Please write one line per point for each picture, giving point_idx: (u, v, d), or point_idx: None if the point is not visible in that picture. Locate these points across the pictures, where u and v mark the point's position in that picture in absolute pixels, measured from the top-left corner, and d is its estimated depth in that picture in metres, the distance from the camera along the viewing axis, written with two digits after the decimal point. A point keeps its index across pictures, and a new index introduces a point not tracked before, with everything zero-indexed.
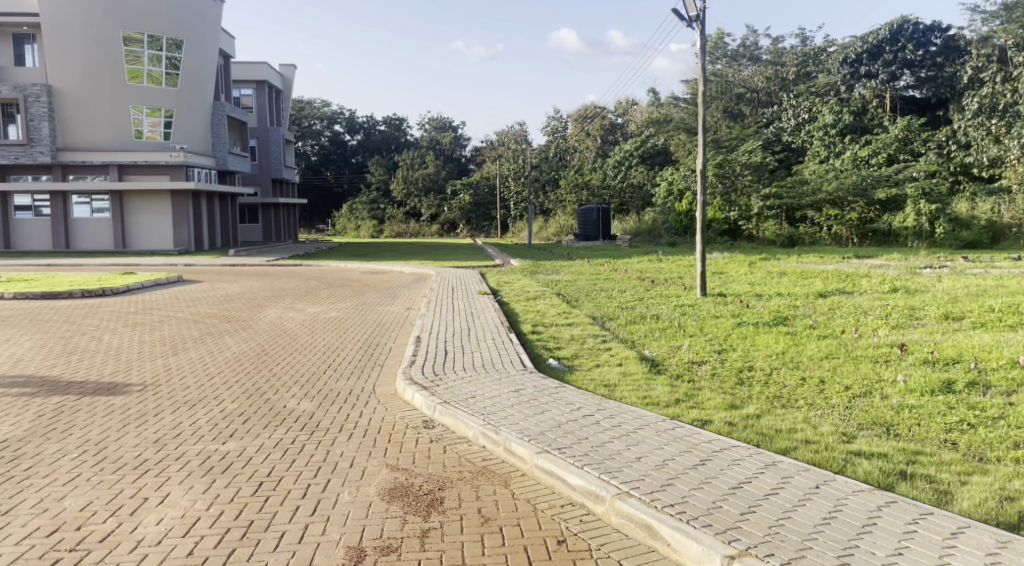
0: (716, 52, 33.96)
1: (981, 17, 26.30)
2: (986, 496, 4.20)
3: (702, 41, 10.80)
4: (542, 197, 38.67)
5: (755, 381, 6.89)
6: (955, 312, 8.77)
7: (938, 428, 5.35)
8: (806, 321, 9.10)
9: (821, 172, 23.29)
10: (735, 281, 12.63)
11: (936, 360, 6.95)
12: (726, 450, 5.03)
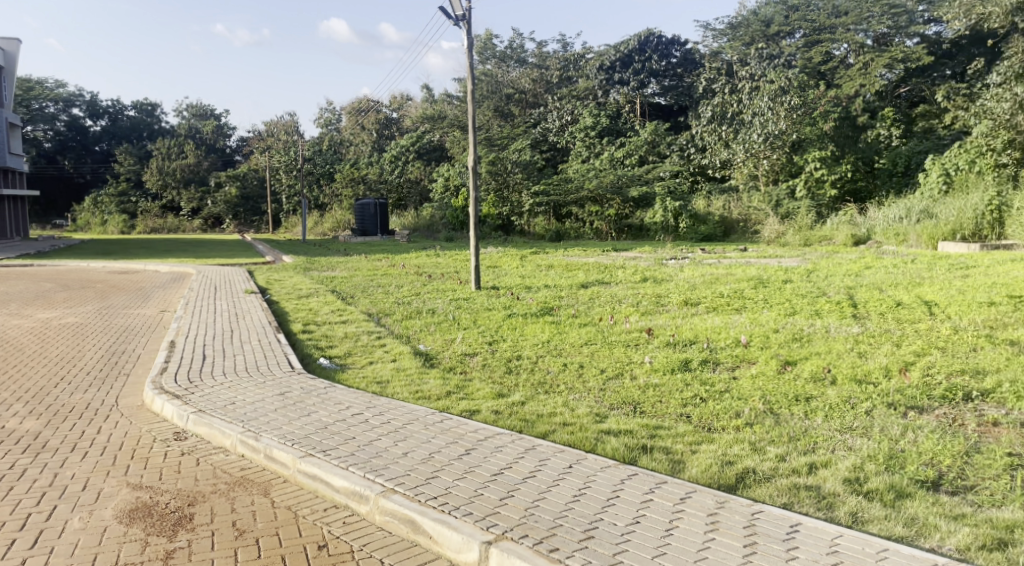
0: (484, 51, 34.75)
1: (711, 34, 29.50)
2: (711, 462, 4.71)
3: (469, 40, 11.02)
4: (316, 191, 37.46)
5: (522, 369, 7.20)
6: (693, 298, 9.83)
7: (675, 404, 5.93)
8: (568, 311, 9.68)
9: (583, 171, 24.88)
10: (508, 274, 13.11)
11: (676, 342, 7.72)
12: (489, 438, 5.19)
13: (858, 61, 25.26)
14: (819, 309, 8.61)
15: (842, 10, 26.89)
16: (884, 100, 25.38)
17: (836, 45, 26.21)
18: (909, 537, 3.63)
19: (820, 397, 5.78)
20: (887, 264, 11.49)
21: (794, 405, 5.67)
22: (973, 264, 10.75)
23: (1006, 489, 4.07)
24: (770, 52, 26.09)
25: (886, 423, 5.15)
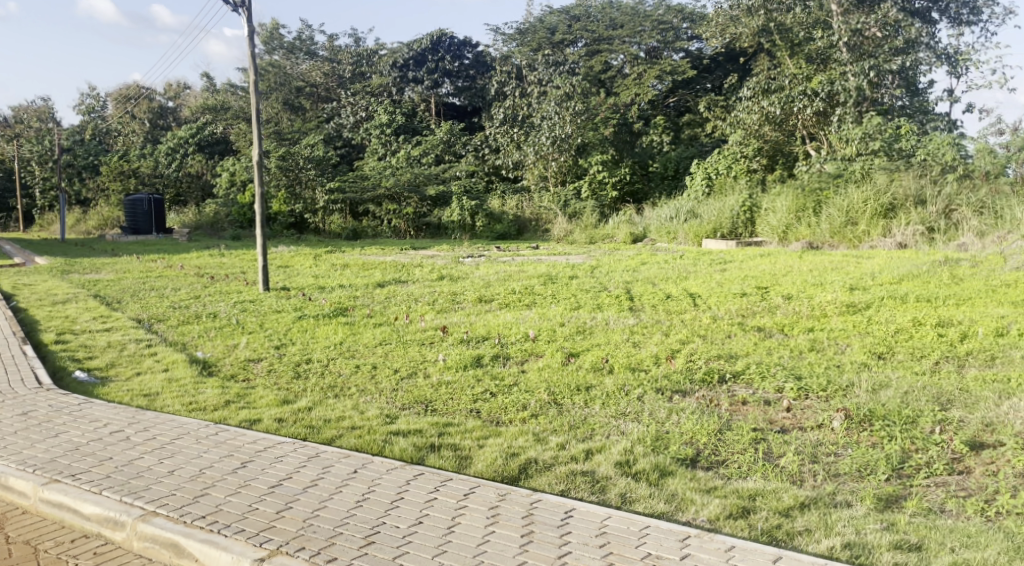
0: (271, 42, 33.17)
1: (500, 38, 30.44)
2: (496, 455, 4.79)
3: (249, 28, 10.41)
4: (78, 184, 33.61)
5: (311, 373, 6.90)
6: (487, 295, 10.02)
7: (466, 400, 5.98)
8: (363, 311, 9.46)
9: (379, 169, 24.59)
10: (300, 274, 12.59)
11: (470, 339, 7.81)
12: (269, 449, 4.90)
13: (633, 71, 27.16)
14: (601, 303, 9.13)
15: (618, 22, 28.82)
16: (656, 108, 27.56)
17: (614, 56, 28.08)
18: (670, 512, 3.91)
19: (599, 386, 6.10)
20: (660, 260, 12.48)
21: (575, 395, 5.94)
22: (730, 259, 11.98)
23: (750, 460, 4.52)
24: (556, 58, 27.33)
25: (655, 406, 5.55)
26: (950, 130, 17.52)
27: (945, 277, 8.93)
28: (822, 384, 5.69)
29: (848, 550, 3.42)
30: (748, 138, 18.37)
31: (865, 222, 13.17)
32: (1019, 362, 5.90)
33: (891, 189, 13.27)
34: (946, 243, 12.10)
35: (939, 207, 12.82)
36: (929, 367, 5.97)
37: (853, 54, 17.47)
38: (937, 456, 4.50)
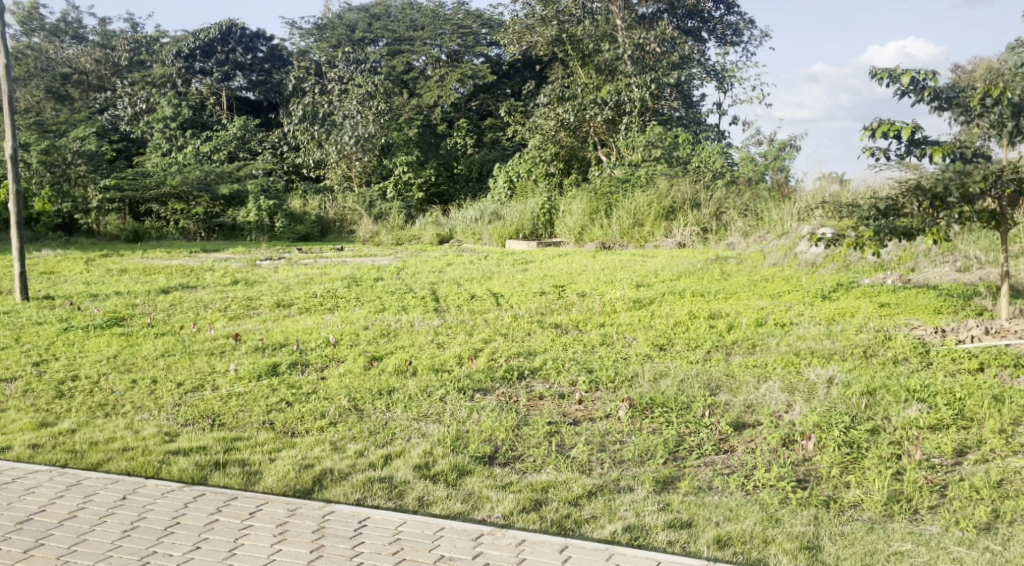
0: (29, 22, 29.56)
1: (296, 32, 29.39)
2: (288, 468, 4.55)
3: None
4: None
5: (78, 392, 6.17)
6: (286, 300, 9.55)
7: (259, 411, 5.65)
8: (143, 320, 8.65)
9: (164, 166, 22.79)
10: (67, 281, 11.28)
11: (265, 347, 7.39)
12: (20, 480, 4.30)
13: (435, 74, 27.29)
14: (405, 305, 9.04)
15: (419, 24, 28.95)
16: (459, 112, 27.93)
17: (415, 57, 28.18)
18: (466, 511, 3.93)
19: (401, 389, 6.01)
20: (465, 260, 12.62)
21: (376, 399, 5.81)
22: (531, 259, 12.38)
23: (545, 453, 4.67)
24: (356, 56, 26.80)
25: (456, 407, 5.56)
26: (720, 140, 19.37)
27: (717, 273, 9.85)
28: (610, 376, 6.02)
29: (629, 532, 3.63)
30: (546, 143, 19.11)
31: (650, 223, 14.20)
32: (774, 348, 6.63)
33: (671, 193, 14.56)
34: (718, 242, 13.34)
35: (712, 210, 14.12)
36: (702, 356, 6.53)
37: (636, 66, 18.72)
38: (706, 438, 4.93)
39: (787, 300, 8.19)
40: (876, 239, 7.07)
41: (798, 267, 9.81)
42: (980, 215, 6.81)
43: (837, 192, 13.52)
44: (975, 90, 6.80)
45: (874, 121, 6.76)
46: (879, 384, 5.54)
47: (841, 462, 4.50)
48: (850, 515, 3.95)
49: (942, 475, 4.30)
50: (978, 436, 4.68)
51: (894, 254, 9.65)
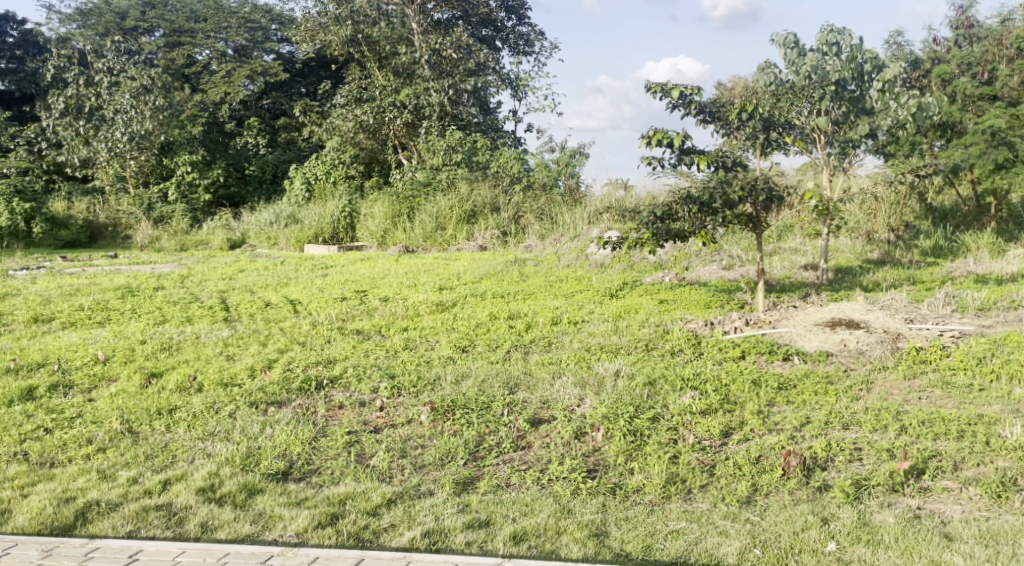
0: None
1: (55, 17, 26.54)
2: (45, 504, 4.03)
3: None
4: None
5: None
6: (46, 314, 8.49)
7: (10, 442, 4.95)
8: None
9: None
10: None
11: (19, 368, 6.51)
12: None
13: (220, 68, 25.62)
14: (190, 316, 8.39)
15: (201, 16, 27.16)
16: (249, 109, 26.28)
17: (198, 50, 26.33)
18: (256, 533, 3.74)
19: (184, 407, 5.56)
20: (258, 266, 11.97)
21: (155, 420, 5.32)
22: (330, 264, 12.02)
23: (343, 465, 4.55)
24: (128, 46, 24.53)
25: (247, 422, 5.24)
26: (516, 146, 19.97)
27: (516, 275, 10.16)
28: (412, 381, 5.98)
29: (428, 538, 3.70)
30: (344, 145, 18.70)
31: (452, 227, 14.34)
32: (569, 345, 6.96)
33: (472, 196, 14.81)
34: (517, 244, 13.75)
35: (510, 214, 14.57)
36: (502, 356, 6.70)
37: (433, 71, 18.70)
38: (505, 436, 5.06)
39: (580, 299, 8.63)
40: (654, 240, 7.70)
41: (589, 268, 10.40)
42: (739, 218, 7.60)
43: (623, 197, 14.52)
44: (732, 105, 7.51)
45: (649, 130, 7.33)
46: (658, 374, 6.01)
47: (626, 450, 4.83)
48: (633, 500, 4.30)
49: (711, 455, 4.74)
50: (740, 418, 5.22)
51: (672, 254, 10.52)
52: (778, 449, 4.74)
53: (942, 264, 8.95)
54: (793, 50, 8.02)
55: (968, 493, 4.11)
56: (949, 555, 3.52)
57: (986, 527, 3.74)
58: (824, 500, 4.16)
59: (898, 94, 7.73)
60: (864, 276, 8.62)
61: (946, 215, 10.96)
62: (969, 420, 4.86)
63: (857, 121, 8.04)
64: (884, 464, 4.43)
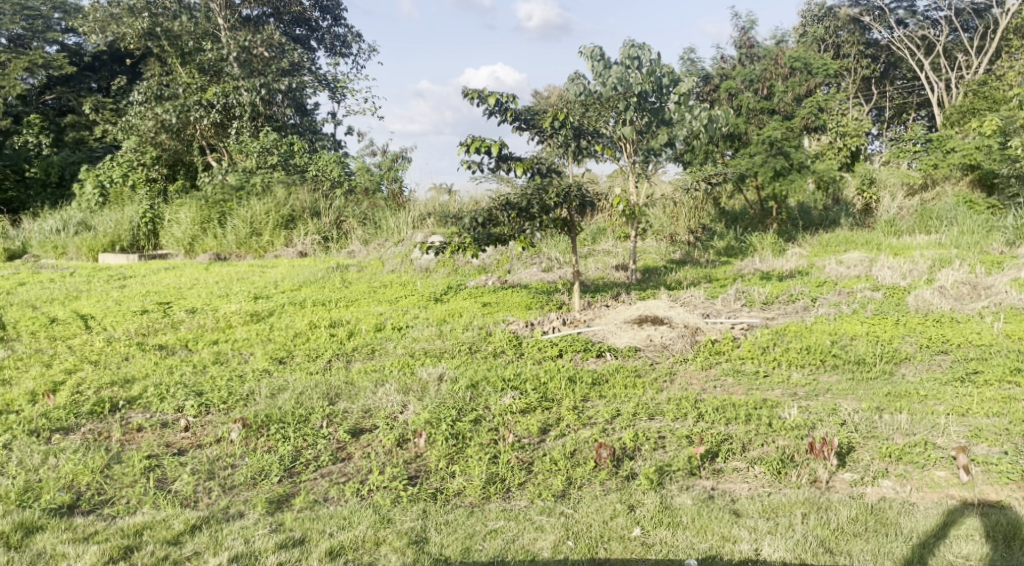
0: None
1: None
2: None
3: None
4: None
5: None
6: None
7: None
8: None
9: None
10: None
11: None
12: None
13: None
14: None
15: None
16: (28, 105, 23.55)
17: None
18: None
19: None
20: (44, 279, 10.80)
21: None
22: (131, 274, 11.08)
23: (141, 492, 4.24)
24: None
25: (26, 453, 4.70)
26: (334, 149, 19.44)
27: (337, 282, 9.90)
28: (222, 397, 5.64)
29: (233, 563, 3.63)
30: (143, 145, 17.06)
31: (268, 233, 13.74)
32: (392, 352, 6.90)
33: (289, 201, 14.23)
34: (339, 250, 13.43)
35: (331, 218, 14.21)
36: (322, 365, 6.50)
37: (244, 70, 17.63)
38: (323, 448, 4.92)
39: (403, 304, 8.57)
40: (476, 245, 7.77)
41: (414, 273, 10.38)
42: (555, 222, 7.88)
43: (446, 202, 14.63)
44: (545, 114, 7.76)
45: (468, 137, 7.42)
46: (480, 376, 6.08)
47: (447, 454, 4.87)
48: (453, 503, 4.34)
49: (529, 453, 4.88)
50: (557, 414, 5.41)
51: (494, 258, 10.74)
52: (591, 442, 4.96)
53: (734, 262, 9.84)
54: (599, 62, 8.55)
55: (753, 471, 4.54)
56: (737, 531, 3.88)
57: (767, 501, 4.15)
58: (631, 488, 4.41)
59: (691, 106, 8.54)
60: (668, 275, 9.29)
61: (736, 218, 12.05)
62: (755, 404, 5.35)
63: (658, 131, 8.66)
64: (684, 450, 4.77)
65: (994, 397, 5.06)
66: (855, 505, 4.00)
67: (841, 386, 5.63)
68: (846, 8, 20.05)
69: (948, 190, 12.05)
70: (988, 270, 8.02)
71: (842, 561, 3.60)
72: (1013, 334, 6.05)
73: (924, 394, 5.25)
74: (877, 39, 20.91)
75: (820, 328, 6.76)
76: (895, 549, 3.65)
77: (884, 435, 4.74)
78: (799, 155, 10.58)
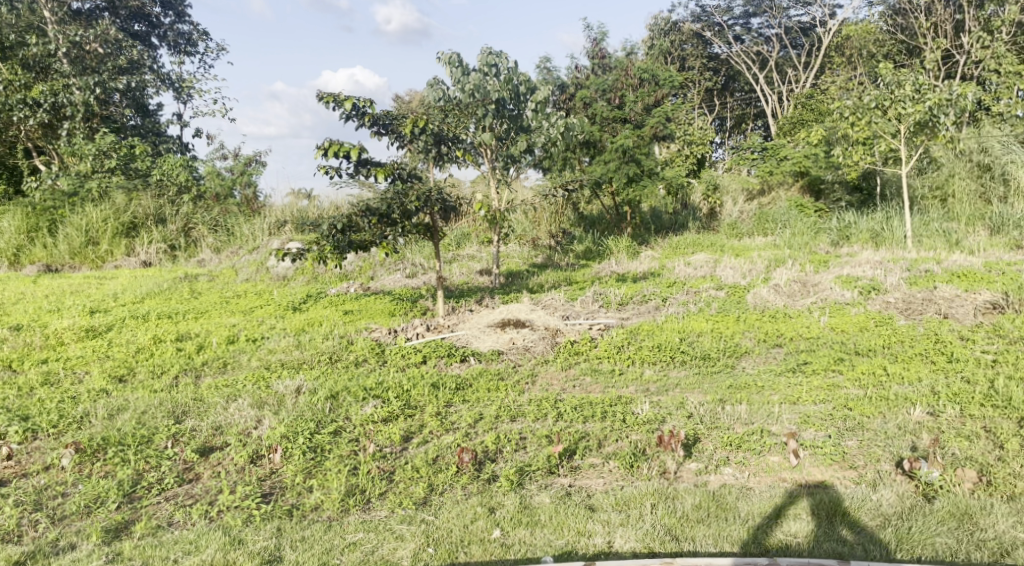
0: None
1: None
2: None
3: None
4: None
5: None
6: None
7: None
8: None
9: None
10: None
11: None
12: None
13: None
14: None
15: None
16: None
17: None
18: None
19: None
20: None
21: None
22: None
23: None
24: None
25: None
26: (180, 153, 18.46)
27: (184, 293, 9.36)
28: (52, 420, 5.21)
29: None
30: None
31: (107, 242, 12.84)
32: (246, 365, 6.61)
33: (130, 207, 13.28)
34: (188, 259, 12.90)
35: (178, 225, 13.49)
36: (167, 383, 6.12)
37: (75, 67, 15.57)
38: (168, 470, 4.67)
39: (258, 315, 8.23)
40: (336, 253, 7.55)
41: (270, 281, 10.01)
42: (417, 228, 7.84)
43: (305, 207, 14.23)
44: (405, 118, 7.68)
45: (325, 141, 7.23)
46: (341, 386, 5.91)
47: (305, 468, 4.73)
48: (311, 519, 4.24)
49: (391, 462, 4.82)
50: (420, 421, 5.37)
51: (356, 264, 10.53)
52: (454, 447, 4.96)
53: (591, 265, 10.19)
54: (458, 68, 8.61)
55: (608, 466, 4.70)
56: (591, 525, 4.02)
57: (621, 494, 4.31)
58: (492, 490, 4.46)
59: (548, 114, 8.88)
60: (530, 279, 9.49)
61: (594, 222, 12.49)
62: (611, 402, 5.54)
63: (517, 138, 8.82)
64: (543, 449, 4.87)
65: (821, 385, 5.52)
66: (698, 493, 4.24)
67: (689, 380, 5.95)
68: (689, 24, 21.37)
69: (782, 195, 13.05)
70: (817, 269, 8.76)
71: (687, 547, 3.81)
72: (837, 327, 6.64)
73: (760, 385, 5.64)
74: (717, 53, 22.32)
75: (671, 326, 7.13)
76: (733, 532, 3.89)
77: (725, 425, 5.05)
78: (649, 162, 11.16)
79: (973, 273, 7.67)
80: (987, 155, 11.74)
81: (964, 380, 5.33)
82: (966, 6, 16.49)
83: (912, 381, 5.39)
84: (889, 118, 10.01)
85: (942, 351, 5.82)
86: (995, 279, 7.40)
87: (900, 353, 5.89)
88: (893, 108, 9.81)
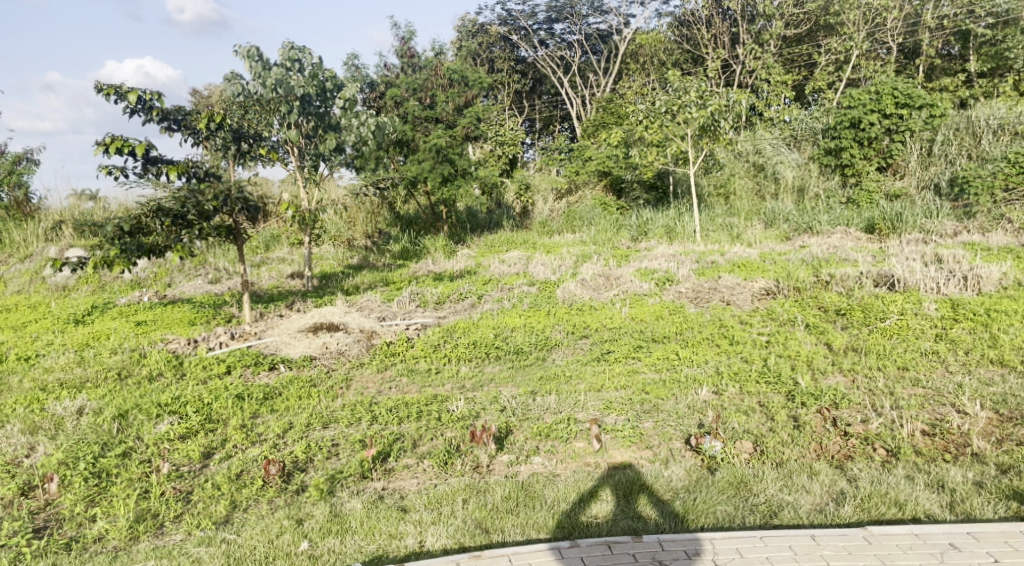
0: None
1: None
2: None
3: None
4: None
5: None
6: None
7: None
8: None
9: None
10: None
11: None
12: None
13: None
14: None
15: None
16: None
17: None
18: None
19: None
20: None
21: None
22: None
23: None
24: None
25: None
26: None
27: None
28: None
29: None
30: None
31: None
32: (17, 387, 5.90)
33: None
34: None
35: None
36: None
37: None
38: None
39: (33, 330, 7.39)
40: (124, 257, 6.92)
41: (46, 293, 8.99)
42: (218, 230, 7.38)
43: (88, 210, 12.90)
44: (198, 114, 7.16)
45: (106, 136, 6.60)
46: (130, 405, 5.43)
47: (87, 496, 4.32)
48: (93, 551, 3.91)
49: (189, 481, 4.50)
50: (222, 436, 5.04)
51: (149, 271, 9.73)
52: (259, 460, 4.70)
53: (408, 265, 10.11)
54: (258, 62, 8.14)
55: (422, 465, 4.69)
56: (403, 527, 3.99)
57: (433, 492, 4.31)
58: (300, 501, 4.28)
59: (357, 113, 8.73)
60: (344, 281, 9.25)
61: (410, 222, 12.42)
62: (426, 401, 5.51)
63: (326, 137, 8.57)
64: (356, 455, 4.75)
65: (622, 371, 5.87)
66: (507, 484, 4.34)
67: (502, 374, 6.08)
68: (496, 26, 21.87)
69: (588, 194, 13.69)
70: (619, 263, 9.30)
71: (496, 538, 3.90)
72: (636, 317, 7.07)
73: (568, 375, 5.89)
74: (524, 57, 23.02)
75: (485, 323, 7.24)
76: (540, 519, 4.02)
77: (536, 416, 5.21)
78: (462, 162, 11.30)
79: (750, 264, 8.51)
80: (761, 156, 13.05)
81: (743, 360, 5.88)
82: (740, 20, 18.21)
83: (700, 363, 5.87)
84: (678, 121, 10.82)
85: (725, 335, 6.38)
86: (768, 268, 8.24)
87: (690, 338, 6.38)
88: (680, 113, 10.62)
